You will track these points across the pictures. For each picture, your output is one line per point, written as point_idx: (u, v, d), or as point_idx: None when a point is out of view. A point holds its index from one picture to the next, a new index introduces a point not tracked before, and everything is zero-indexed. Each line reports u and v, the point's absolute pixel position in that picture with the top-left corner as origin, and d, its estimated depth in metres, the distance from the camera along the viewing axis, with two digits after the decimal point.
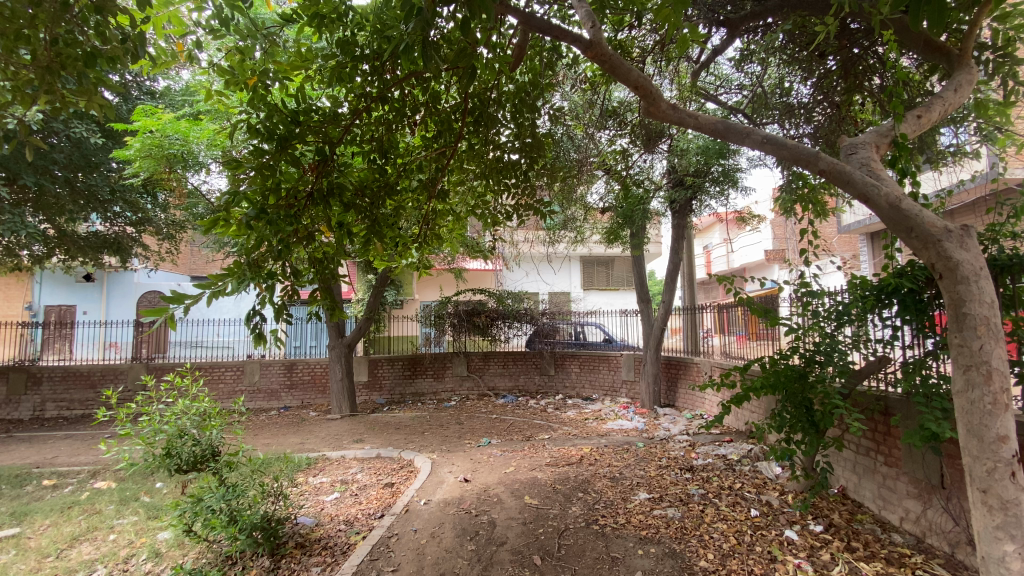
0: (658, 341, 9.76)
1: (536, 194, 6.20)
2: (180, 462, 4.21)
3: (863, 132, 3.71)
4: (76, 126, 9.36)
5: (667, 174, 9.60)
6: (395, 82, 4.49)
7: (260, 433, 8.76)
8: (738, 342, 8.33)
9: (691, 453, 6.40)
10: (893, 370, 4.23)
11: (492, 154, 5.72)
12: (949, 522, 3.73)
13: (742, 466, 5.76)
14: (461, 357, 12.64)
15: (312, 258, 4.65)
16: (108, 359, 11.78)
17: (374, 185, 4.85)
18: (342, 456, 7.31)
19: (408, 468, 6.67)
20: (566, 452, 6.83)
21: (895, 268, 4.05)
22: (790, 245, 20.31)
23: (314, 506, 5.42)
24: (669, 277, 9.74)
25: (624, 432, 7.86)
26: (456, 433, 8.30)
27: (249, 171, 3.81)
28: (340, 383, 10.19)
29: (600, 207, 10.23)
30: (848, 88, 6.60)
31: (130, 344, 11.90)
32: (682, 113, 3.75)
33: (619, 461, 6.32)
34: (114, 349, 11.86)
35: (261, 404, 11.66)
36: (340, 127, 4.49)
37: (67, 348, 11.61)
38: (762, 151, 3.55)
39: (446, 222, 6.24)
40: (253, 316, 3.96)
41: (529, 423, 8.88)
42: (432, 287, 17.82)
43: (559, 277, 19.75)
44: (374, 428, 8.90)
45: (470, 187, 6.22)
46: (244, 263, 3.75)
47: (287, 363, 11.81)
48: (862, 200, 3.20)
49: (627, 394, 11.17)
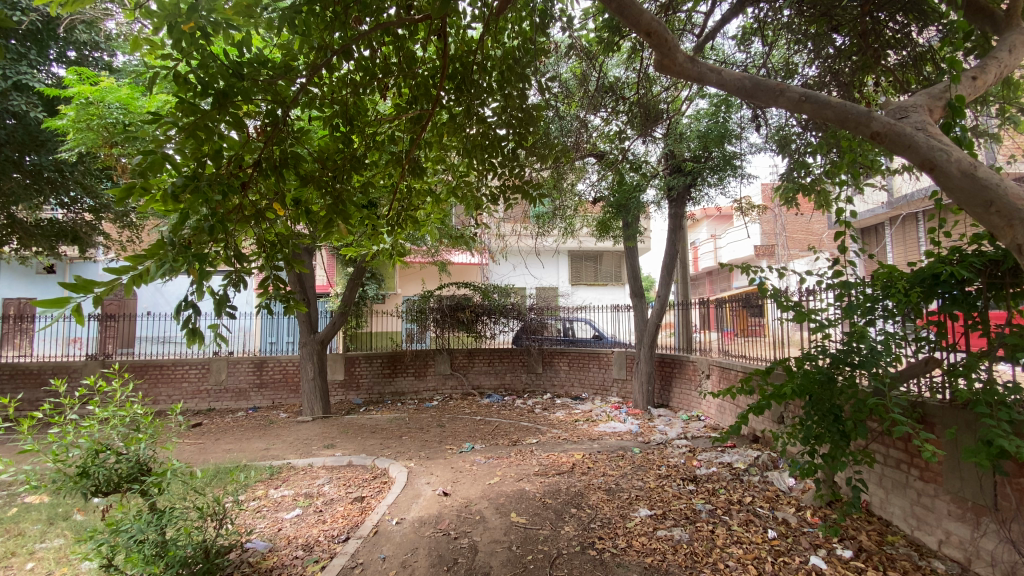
0: (653, 338, 9.18)
1: (524, 175, 5.57)
2: (98, 483, 3.56)
3: (912, 94, 3.18)
4: (14, 98, 8.41)
5: (664, 160, 9.00)
6: (363, 35, 3.85)
7: (222, 439, 8.03)
8: (739, 339, 7.76)
9: (693, 460, 5.84)
10: (937, 373, 3.72)
11: (476, 128, 5.15)
12: (1005, 551, 3.24)
13: (750, 477, 5.21)
14: (444, 354, 11.99)
15: (262, 240, 3.96)
16: (69, 356, 10.91)
17: (338, 157, 4.17)
18: (309, 464, 6.62)
19: (381, 478, 6.02)
20: (555, 459, 6.23)
21: (942, 255, 3.53)
22: (779, 239, 20.08)
23: (270, 526, 4.75)
24: (665, 269, 9.19)
25: (617, 436, 7.30)
26: (437, 436, 7.66)
27: (179, 131, 3.12)
28: (312, 383, 9.45)
29: (592, 196, 9.62)
30: (863, 64, 6.10)
31: (96, 340, 10.84)
32: (702, 67, 3.15)
33: (614, 470, 5.73)
34: (77, 345, 10.96)
35: (227, 404, 10.89)
36: (297, 86, 3.80)
37: (26, 344, 10.68)
38: (799, 111, 2.97)
39: (425, 205, 5.63)
40: (185, 309, 3.25)
41: (516, 426, 8.26)
42: (414, 280, 17.18)
43: (546, 272, 19.17)
44: (348, 431, 8.21)
45: (452, 166, 5.62)
46: (170, 242, 3.07)
47: (257, 361, 11.04)
48: (924, 170, 2.65)
49: (618, 393, 10.66)
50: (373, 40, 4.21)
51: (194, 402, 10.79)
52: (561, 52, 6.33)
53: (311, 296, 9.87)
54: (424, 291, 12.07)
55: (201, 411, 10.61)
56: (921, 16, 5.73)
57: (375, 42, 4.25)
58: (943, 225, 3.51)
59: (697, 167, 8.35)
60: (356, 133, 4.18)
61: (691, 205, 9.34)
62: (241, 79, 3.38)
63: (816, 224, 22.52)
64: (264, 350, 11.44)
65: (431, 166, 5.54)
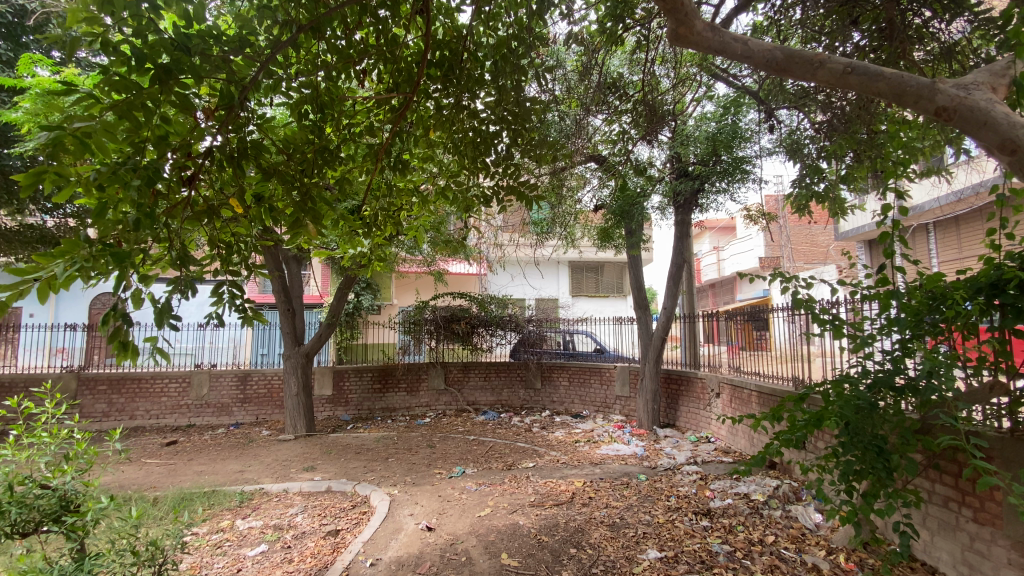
0: (658, 353, 8.58)
1: (520, 175, 5.12)
2: (11, 524, 3.00)
3: (972, 70, 2.72)
4: None
5: (669, 164, 8.51)
6: (335, 10, 3.39)
7: (195, 459, 7.48)
8: (751, 354, 7.20)
9: (706, 490, 5.27)
10: (998, 400, 3.19)
11: (467, 123, 4.69)
12: None
13: (771, 511, 4.64)
14: (439, 368, 11.46)
15: (216, 241, 3.46)
16: (54, 368, 10.08)
17: (306, 149, 3.69)
18: (284, 490, 6.07)
19: (361, 508, 5.46)
20: (553, 487, 5.66)
21: (1003, 262, 3.02)
22: (785, 251, 19.59)
23: (228, 567, 4.20)
24: (672, 280, 8.67)
25: (620, 459, 6.73)
26: (426, 459, 7.10)
27: (110, 109, 2.65)
28: (296, 399, 8.87)
29: (594, 204, 9.15)
30: (887, 59, 5.64)
31: (81, 351, 10.22)
32: (726, 37, 2.73)
33: (618, 500, 5.16)
34: (62, 356, 10.17)
35: (208, 420, 10.34)
36: (256, 66, 3.32)
37: (8, 354, 9.96)
38: (843, 85, 2.53)
39: (411, 207, 5.17)
40: (113, 320, 2.73)
41: (511, 447, 7.68)
42: (409, 290, 16.76)
43: (546, 282, 18.66)
44: (331, 452, 7.63)
45: (441, 164, 5.15)
46: (90, 239, 2.58)
47: (241, 374, 10.50)
48: (1002, 152, 2.20)
49: (621, 411, 10.11)
50: (348, 19, 3.76)
51: (174, 418, 10.24)
52: (560, 46, 5.91)
53: (297, 305, 9.36)
54: (418, 301, 11.52)
55: (180, 428, 10.06)
56: (951, 5, 5.13)
57: (351, 22, 3.81)
58: (1005, 226, 3.00)
59: (708, 169, 7.81)
60: (328, 121, 3.71)
61: (697, 212, 8.85)
62: (188, 52, 2.92)
63: (820, 237, 22.14)
64: (255, 364, 10.89)
65: (418, 164, 5.08)
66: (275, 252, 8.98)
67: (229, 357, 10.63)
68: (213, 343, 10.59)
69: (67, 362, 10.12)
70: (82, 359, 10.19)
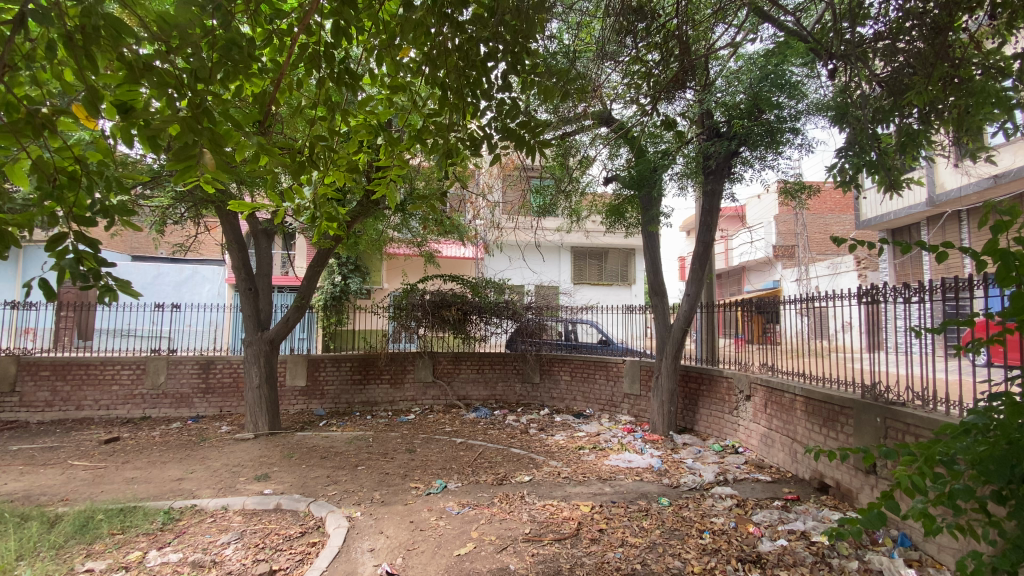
0: (677, 346, 7.40)
1: (519, 114, 3.90)
2: None
3: None
4: None
5: (697, 125, 7.24)
6: None
7: (130, 463, 6.35)
8: (792, 352, 5.99)
9: (749, 525, 4.13)
10: None
11: (449, 37, 3.50)
12: None
13: (842, 562, 3.51)
14: (426, 359, 10.31)
15: (50, 168, 2.25)
16: (17, 348, 9.15)
17: (197, 36, 2.47)
18: (223, 507, 4.94)
19: (312, 536, 4.34)
20: (553, 513, 4.52)
21: None
22: (802, 240, 18.52)
23: None
24: (696, 262, 7.43)
25: (634, 475, 5.59)
26: (400, 468, 5.94)
27: None
28: (258, 392, 7.73)
29: (606, 175, 7.91)
30: None
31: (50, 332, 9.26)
32: None
33: (638, 536, 4.02)
34: (29, 337, 9.23)
35: (165, 412, 9.21)
36: None
37: None
38: None
39: (378, 156, 3.99)
40: None
41: (504, 455, 6.53)
42: (398, 273, 15.56)
43: (547, 267, 17.45)
44: (292, 456, 6.50)
45: (416, 98, 3.95)
46: None
47: (203, 362, 9.36)
48: None
49: (629, 411, 9.00)
50: None
51: (127, 409, 9.13)
52: None
53: (263, 283, 8.16)
54: (406, 284, 10.30)
55: (133, 421, 8.96)
56: None
57: None
58: None
59: (746, 127, 6.53)
60: None
61: (726, 184, 7.62)
62: None
63: (835, 228, 20.88)
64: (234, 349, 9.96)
65: (385, 97, 3.87)
66: (235, 222, 7.75)
67: (208, 342, 9.76)
68: (190, 326, 9.64)
69: (32, 345, 9.19)
70: (50, 343, 9.20)
